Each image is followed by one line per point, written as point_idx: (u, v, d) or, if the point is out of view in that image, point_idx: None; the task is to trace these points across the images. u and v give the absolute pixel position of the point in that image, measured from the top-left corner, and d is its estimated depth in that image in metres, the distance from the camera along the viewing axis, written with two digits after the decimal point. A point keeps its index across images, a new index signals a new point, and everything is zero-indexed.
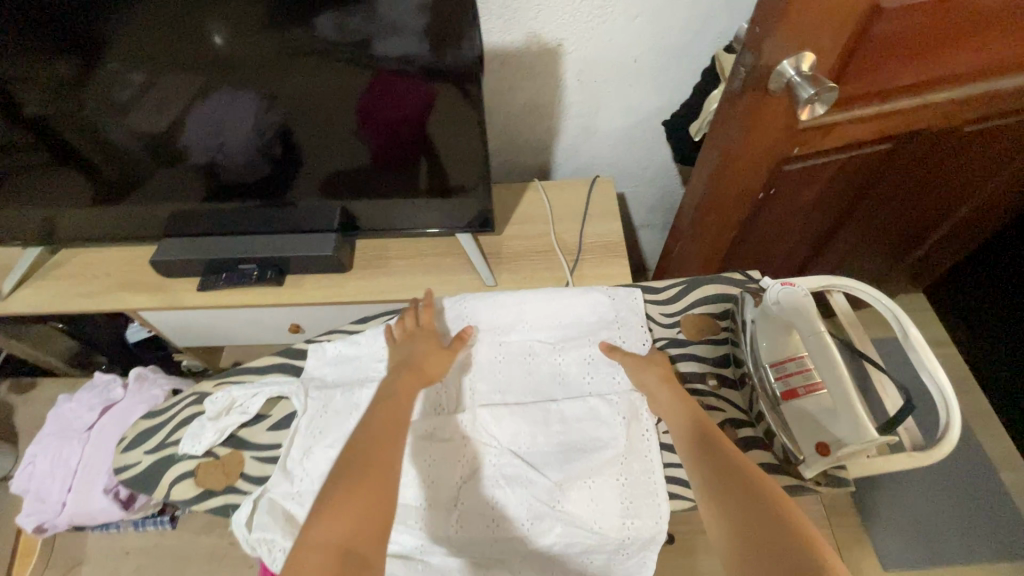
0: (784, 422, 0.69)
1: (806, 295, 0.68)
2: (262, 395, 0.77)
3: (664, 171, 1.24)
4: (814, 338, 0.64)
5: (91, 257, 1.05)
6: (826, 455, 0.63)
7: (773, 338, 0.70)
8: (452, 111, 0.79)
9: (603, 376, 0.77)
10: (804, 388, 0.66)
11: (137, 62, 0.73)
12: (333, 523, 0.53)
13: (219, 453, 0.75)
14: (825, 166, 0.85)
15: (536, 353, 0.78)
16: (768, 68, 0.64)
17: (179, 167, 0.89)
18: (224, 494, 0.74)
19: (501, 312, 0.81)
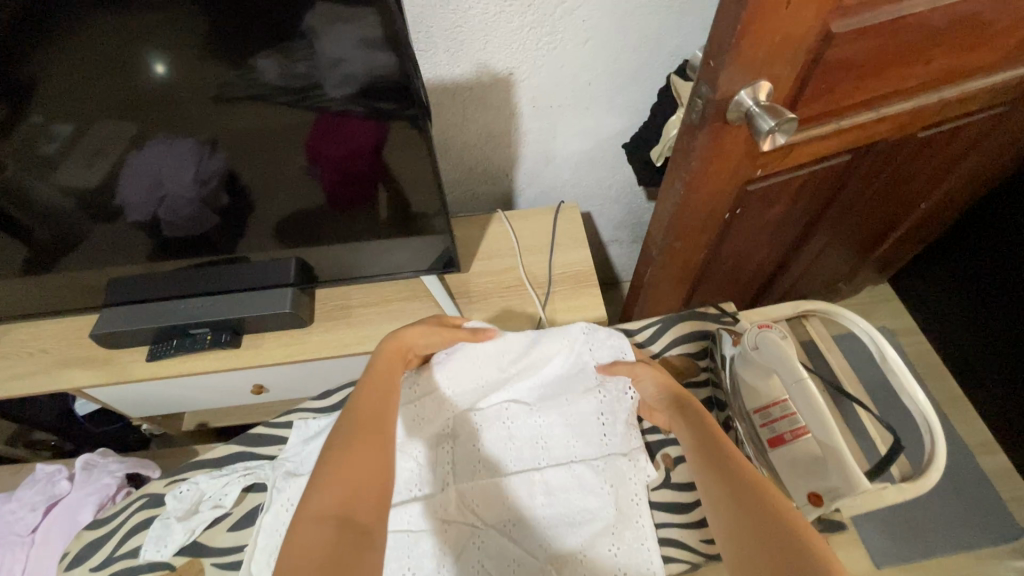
0: (773, 467, 0.73)
1: (784, 341, 0.75)
2: (233, 488, 0.75)
3: (627, 189, 1.23)
4: (798, 385, 0.72)
5: (25, 333, 0.97)
6: (820, 505, 0.69)
7: (755, 384, 0.75)
8: (406, 151, 0.75)
9: (586, 438, 0.77)
10: (791, 433, 0.72)
11: (63, 113, 0.66)
12: (331, 488, 0.54)
13: (177, 562, 0.74)
14: (789, 183, 0.85)
15: (514, 416, 0.78)
16: (725, 100, 0.63)
17: (116, 226, 0.83)
18: None
19: (482, 368, 0.79)
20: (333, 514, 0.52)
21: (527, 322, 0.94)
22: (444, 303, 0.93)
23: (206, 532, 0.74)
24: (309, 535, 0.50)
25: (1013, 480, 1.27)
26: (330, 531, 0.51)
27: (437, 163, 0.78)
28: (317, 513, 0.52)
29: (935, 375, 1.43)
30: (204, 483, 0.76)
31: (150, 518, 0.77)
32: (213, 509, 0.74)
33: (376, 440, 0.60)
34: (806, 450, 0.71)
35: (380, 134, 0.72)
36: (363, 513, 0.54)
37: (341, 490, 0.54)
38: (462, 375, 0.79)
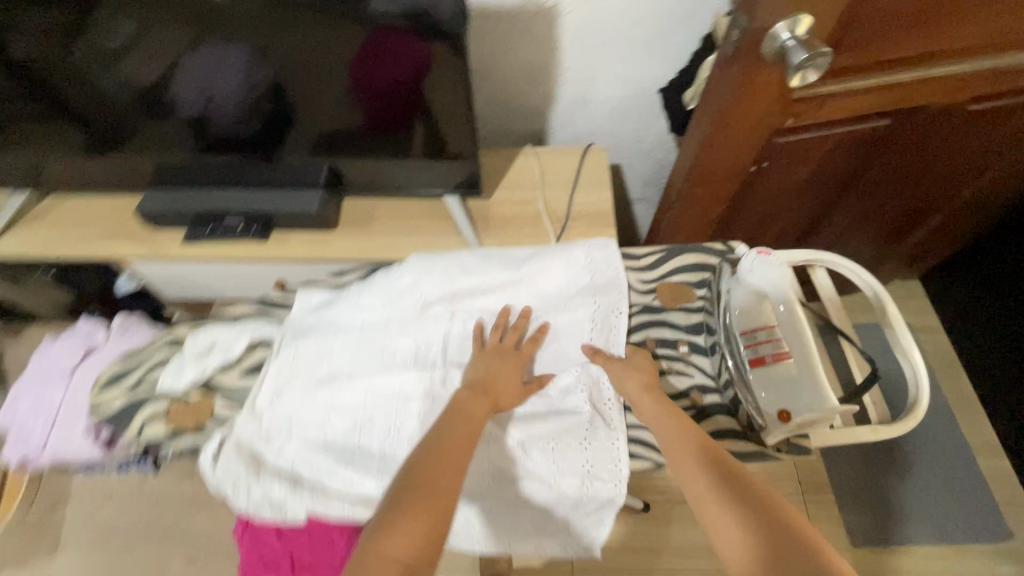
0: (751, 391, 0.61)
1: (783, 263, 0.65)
2: (241, 338, 0.77)
3: (661, 142, 1.22)
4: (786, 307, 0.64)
5: (78, 204, 1.04)
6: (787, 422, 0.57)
7: (748, 303, 0.64)
8: (444, 74, 0.77)
9: (575, 343, 0.76)
10: (773, 355, 0.62)
11: (129, 12, 0.72)
12: (406, 532, 0.51)
13: (186, 397, 0.75)
14: (820, 142, 0.84)
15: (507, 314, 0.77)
16: (762, 32, 0.62)
17: (168, 124, 0.89)
18: (194, 433, 0.73)
19: (486, 266, 0.80)
20: (398, 558, 0.50)
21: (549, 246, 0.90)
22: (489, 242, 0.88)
23: (215, 374, 0.76)
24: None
25: (1011, 488, 1.25)
26: None
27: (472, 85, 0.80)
28: (389, 556, 0.50)
29: (951, 375, 1.40)
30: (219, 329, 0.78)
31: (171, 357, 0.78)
32: (225, 356, 0.76)
33: (440, 487, 0.55)
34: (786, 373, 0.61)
35: (421, 54, 0.74)
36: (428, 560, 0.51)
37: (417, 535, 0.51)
38: (475, 281, 0.79)
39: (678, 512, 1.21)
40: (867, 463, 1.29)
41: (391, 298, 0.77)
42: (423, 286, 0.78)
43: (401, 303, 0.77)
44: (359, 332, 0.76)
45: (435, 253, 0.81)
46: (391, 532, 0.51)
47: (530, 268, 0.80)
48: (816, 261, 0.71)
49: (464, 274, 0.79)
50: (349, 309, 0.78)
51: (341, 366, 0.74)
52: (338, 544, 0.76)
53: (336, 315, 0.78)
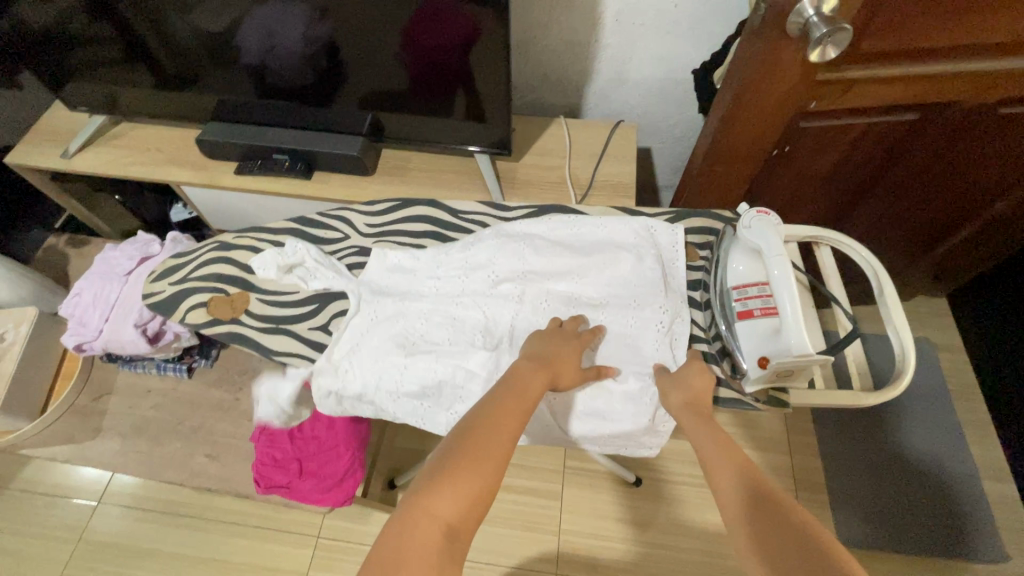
0: (736, 343, 0.64)
1: (777, 223, 0.63)
2: (321, 278, 0.72)
3: (693, 128, 1.23)
4: (777, 260, 0.60)
5: (145, 131, 1.14)
6: (764, 369, 0.60)
7: (743, 260, 0.65)
8: (483, 35, 0.83)
9: (650, 338, 0.67)
10: (760, 309, 0.62)
11: None
12: (455, 489, 0.45)
13: (230, 291, 0.73)
14: (843, 130, 0.86)
15: (579, 298, 0.70)
16: (787, 9, 0.65)
17: (230, 65, 0.97)
18: (229, 324, 0.71)
19: (557, 251, 0.71)
20: (443, 518, 0.44)
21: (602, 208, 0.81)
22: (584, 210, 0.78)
23: (263, 278, 0.73)
24: (419, 532, 0.43)
25: (1014, 512, 1.23)
26: (435, 538, 0.43)
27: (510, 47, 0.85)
28: (433, 509, 0.44)
29: (966, 395, 1.38)
30: (312, 256, 0.72)
31: (222, 258, 0.75)
32: (298, 281, 0.72)
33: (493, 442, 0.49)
34: (772, 327, 0.60)
35: (467, 20, 0.81)
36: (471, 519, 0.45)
37: (466, 492, 0.45)
38: (548, 266, 0.71)
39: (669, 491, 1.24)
40: (867, 471, 1.29)
41: (467, 269, 0.71)
42: (499, 262, 0.71)
43: (477, 276, 0.70)
44: (434, 296, 0.69)
45: (507, 231, 0.74)
46: (439, 483, 0.45)
47: (599, 260, 0.71)
48: (821, 236, 0.71)
49: (538, 255, 0.71)
50: (426, 277, 0.71)
51: (415, 327, 0.67)
52: (344, 457, 0.85)
53: (413, 281, 0.71)
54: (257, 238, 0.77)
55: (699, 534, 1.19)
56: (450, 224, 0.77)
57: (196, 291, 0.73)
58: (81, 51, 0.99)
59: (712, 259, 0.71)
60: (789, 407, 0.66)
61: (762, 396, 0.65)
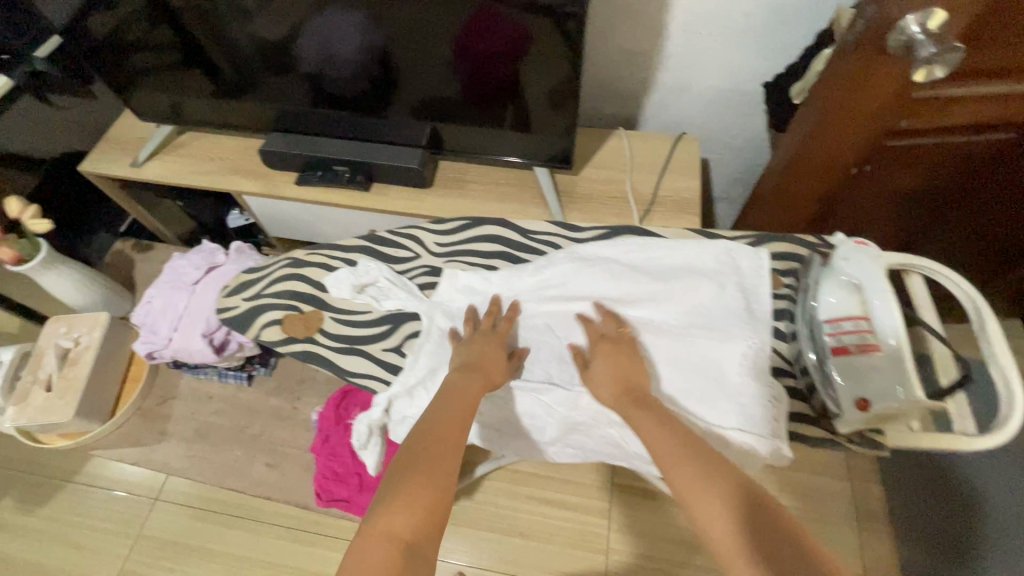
0: (828, 379, 0.62)
1: (880, 256, 0.61)
2: (395, 298, 0.74)
3: (754, 141, 1.19)
4: (885, 296, 0.58)
5: (207, 141, 1.16)
6: (864, 411, 0.58)
7: (837, 294, 0.63)
8: (539, 44, 0.82)
9: (734, 367, 0.65)
10: (857, 347, 0.59)
11: None
12: (407, 506, 0.48)
13: (303, 308, 0.75)
14: (932, 149, 0.80)
15: (657, 327, 0.69)
16: (888, 23, 0.61)
17: (290, 74, 0.98)
18: (304, 342, 0.73)
19: (634, 278, 0.72)
20: (401, 535, 0.46)
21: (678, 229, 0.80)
22: (658, 233, 0.78)
23: (334, 296, 0.75)
24: (375, 552, 0.45)
25: None
26: (391, 558, 0.45)
27: (574, 57, 0.83)
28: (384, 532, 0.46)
29: None
30: (385, 276, 0.74)
31: (294, 275, 0.77)
32: (373, 301, 0.74)
33: (437, 456, 0.52)
34: (874, 366, 0.58)
35: (523, 24, 0.80)
36: (426, 535, 0.47)
37: (417, 508, 0.48)
38: (624, 292, 0.71)
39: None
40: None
41: (543, 293, 0.73)
42: (573, 286, 0.73)
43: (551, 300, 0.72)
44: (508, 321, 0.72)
45: (582, 254, 0.74)
46: (390, 503, 0.48)
47: (678, 287, 0.70)
48: (912, 266, 0.66)
49: (615, 280, 0.72)
50: (499, 298, 0.73)
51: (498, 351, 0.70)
52: None
53: (487, 303, 0.73)
54: (327, 255, 0.78)
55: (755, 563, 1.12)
56: (519, 243, 0.78)
57: (272, 307, 0.76)
58: (150, 62, 1.02)
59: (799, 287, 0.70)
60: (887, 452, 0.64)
61: (856, 437, 0.64)
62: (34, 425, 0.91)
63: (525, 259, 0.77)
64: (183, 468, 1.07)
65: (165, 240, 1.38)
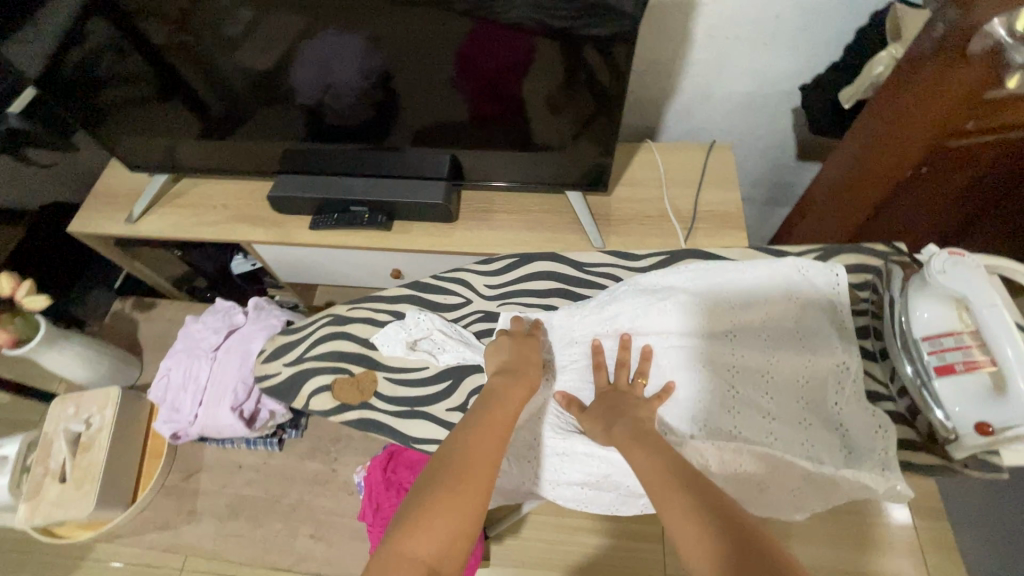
0: (933, 399, 0.58)
1: (980, 266, 0.54)
2: (451, 351, 0.74)
3: (780, 141, 1.14)
4: (991, 312, 0.52)
5: (205, 188, 1.08)
6: (986, 435, 0.53)
7: (932, 307, 0.58)
8: (557, 59, 0.76)
9: (827, 397, 0.62)
10: (963, 364, 0.55)
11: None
12: (430, 531, 0.47)
13: (354, 371, 0.75)
14: (992, 147, 0.74)
15: (739, 362, 0.64)
16: (971, 28, 0.58)
17: (290, 109, 0.91)
18: (359, 408, 0.73)
19: (710, 306, 0.67)
20: (423, 559, 0.46)
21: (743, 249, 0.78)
22: (720, 256, 0.74)
23: (386, 354, 0.75)
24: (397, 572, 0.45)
25: None
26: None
27: (606, 74, 0.77)
28: (408, 554, 0.46)
29: None
30: (438, 328, 0.75)
31: (337, 333, 0.78)
32: (429, 355, 0.74)
33: (475, 480, 0.52)
34: (983, 386, 0.53)
35: (544, 37, 0.73)
36: (451, 561, 0.47)
37: (443, 533, 0.48)
38: (699, 324, 0.67)
39: (797, 527, 1.06)
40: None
41: (608, 332, 0.70)
42: (640, 322, 0.69)
43: (612, 340, 0.70)
44: (577, 369, 0.70)
45: (646, 284, 0.71)
46: (413, 524, 0.48)
47: (761, 312, 0.66)
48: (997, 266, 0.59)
49: (687, 312, 0.67)
50: (565, 340, 0.73)
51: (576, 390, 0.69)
52: None
53: (552, 345, 0.73)
54: (369, 308, 0.79)
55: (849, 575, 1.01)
56: (577, 279, 0.78)
57: (317, 373, 0.76)
58: (135, 109, 0.94)
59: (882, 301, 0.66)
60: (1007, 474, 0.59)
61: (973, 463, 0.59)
62: (50, 520, 0.91)
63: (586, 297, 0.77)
64: (217, 548, 0.99)
65: (168, 294, 1.30)
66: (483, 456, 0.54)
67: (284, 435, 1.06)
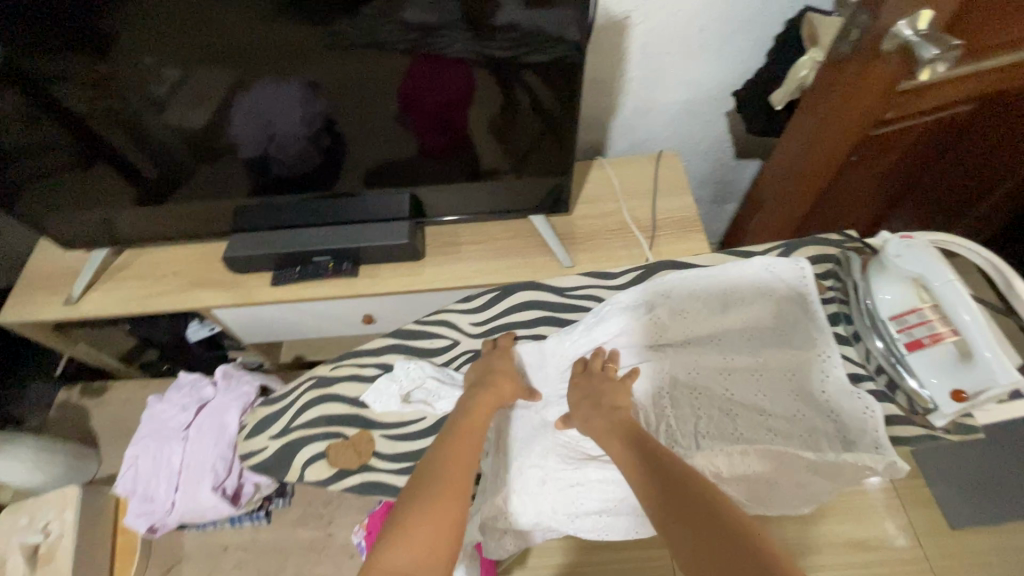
0: (907, 373, 0.63)
1: (929, 246, 0.61)
2: (446, 398, 0.72)
3: (720, 144, 1.20)
4: (948, 286, 0.58)
5: (152, 258, 1.03)
6: (962, 401, 0.58)
7: (893, 288, 0.63)
8: (501, 89, 0.77)
9: (814, 386, 0.65)
10: (930, 338, 0.60)
11: (173, 56, 0.71)
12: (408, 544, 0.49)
13: (349, 434, 0.74)
14: (911, 132, 0.82)
15: (730, 366, 0.68)
16: (881, 30, 0.63)
17: (232, 164, 0.87)
18: (360, 472, 0.72)
19: (693, 315, 0.70)
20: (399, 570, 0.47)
21: (709, 254, 0.81)
22: (690, 263, 0.77)
23: (380, 411, 0.74)
24: None
25: None
26: None
27: (553, 98, 0.79)
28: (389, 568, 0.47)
29: None
30: (431, 376, 0.74)
31: (324, 397, 0.75)
32: (425, 405, 0.73)
33: (452, 488, 0.54)
34: (950, 355, 0.59)
35: (490, 70, 0.74)
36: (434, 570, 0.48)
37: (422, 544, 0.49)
38: (687, 334, 0.71)
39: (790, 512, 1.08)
40: None
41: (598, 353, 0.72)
42: (631, 338, 0.71)
43: None
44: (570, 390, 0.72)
45: (625, 301, 0.73)
46: (393, 539, 0.49)
47: (738, 315, 0.69)
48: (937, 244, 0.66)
49: (673, 325, 0.71)
50: (558, 367, 0.74)
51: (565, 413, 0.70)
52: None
53: (546, 373, 0.74)
54: (356, 364, 0.76)
55: (848, 545, 1.05)
56: (559, 304, 0.78)
57: (309, 441, 0.74)
58: (61, 185, 0.88)
59: (846, 288, 0.71)
60: (978, 432, 0.64)
61: (952, 427, 0.63)
62: None
63: (569, 320, 0.78)
64: None
65: (119, 374, 1.22)
66: (456, 466, 0.56)
67: (271, 506, 1.01)
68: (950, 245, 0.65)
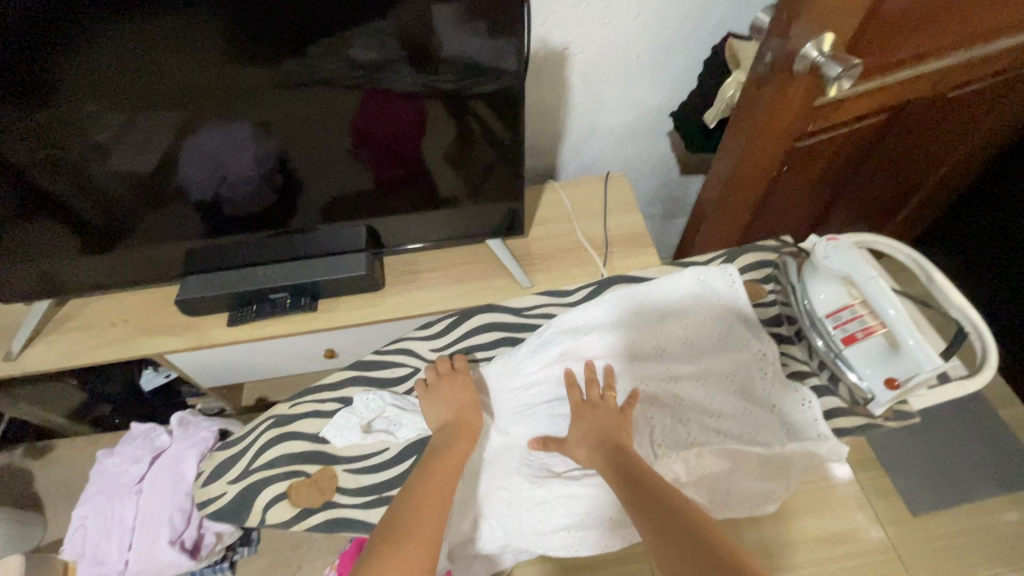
0: (846, 367, 0.67)
1: (855, 247, 0.65)
2: (408, 424, 0.73)
3: (664, 162, 1.26)
4: (872, 282, 0.62)
5: (99, 307, 0.99)
6: (894, 389, 0.62)
7: (825, 288, 0.67)
8: (448, 121, 0.80)
9: (756, 384, 0.69)
10: (863, 332, 0.64)
11: (117, 104, 0.71)
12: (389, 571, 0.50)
13: (310, 471, 0.73)
14: (831, 142, 0.89)
15: (676, 373, 0.71)
16: (793, 52, 0.68)
17: (180, 207, 0.86)
18: (325, 509, 0.71)
19: (636, 328, 0.73)
20: None
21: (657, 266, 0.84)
22: (636, 277, 0.81)
23: (341, 446, 0.73)
24: None
25: None
26: None
27: (500, 127, 0.82)
28: None
29: None
30: (392, 405, 0.74)
31: (283, 436, 0.74)
32: (387, 434, 0.73)
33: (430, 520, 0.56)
34: (882, 346, 0.63)
35: (437, 103, 0.77)
36: None
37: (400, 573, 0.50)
38: (633, 347, 0.72)
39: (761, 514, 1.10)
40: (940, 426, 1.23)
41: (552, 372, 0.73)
42: (584, 353, 0.73)
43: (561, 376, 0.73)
44: (530, 408, 0.73)
45: (570, 323, 0.74)
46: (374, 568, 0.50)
47: (677, 325, 0.72)
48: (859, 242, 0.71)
49: (619, 339, 0.72)
50: (515, 388, 0.74)
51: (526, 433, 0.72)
52: None
53: (505, 394, 0.74)
54: (315, 401, 0.76)
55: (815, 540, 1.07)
56: (516, 324, 0.80)
57: (270, 481, 0.73)
58: None
59: (784, 289, 0.75)
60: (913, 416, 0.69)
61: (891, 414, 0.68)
62: None
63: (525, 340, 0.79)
64: None
65: (67, 433, 1.16)
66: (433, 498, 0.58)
67: (235, 556, 0.95)
68: (875, 243, 0.70)
